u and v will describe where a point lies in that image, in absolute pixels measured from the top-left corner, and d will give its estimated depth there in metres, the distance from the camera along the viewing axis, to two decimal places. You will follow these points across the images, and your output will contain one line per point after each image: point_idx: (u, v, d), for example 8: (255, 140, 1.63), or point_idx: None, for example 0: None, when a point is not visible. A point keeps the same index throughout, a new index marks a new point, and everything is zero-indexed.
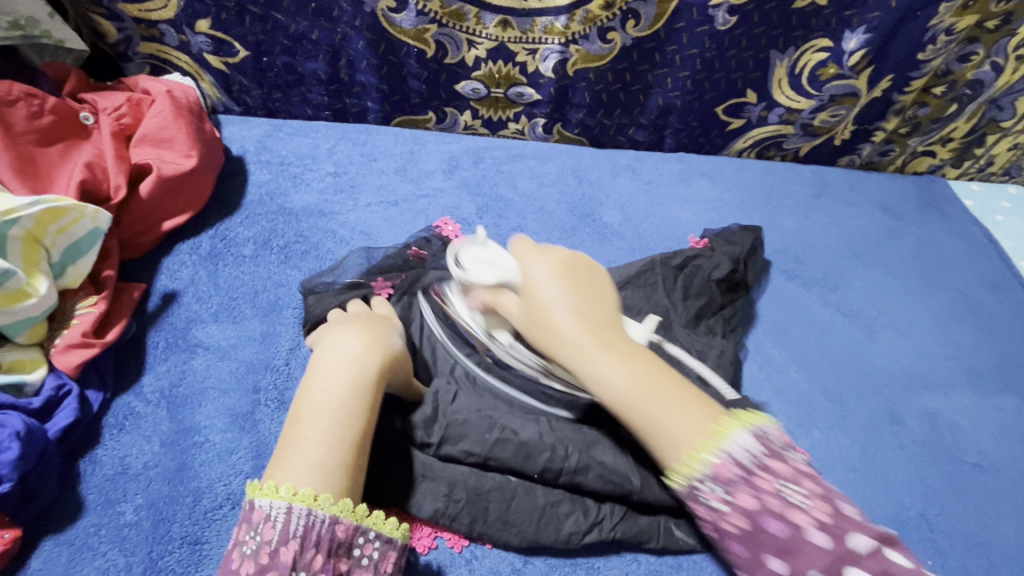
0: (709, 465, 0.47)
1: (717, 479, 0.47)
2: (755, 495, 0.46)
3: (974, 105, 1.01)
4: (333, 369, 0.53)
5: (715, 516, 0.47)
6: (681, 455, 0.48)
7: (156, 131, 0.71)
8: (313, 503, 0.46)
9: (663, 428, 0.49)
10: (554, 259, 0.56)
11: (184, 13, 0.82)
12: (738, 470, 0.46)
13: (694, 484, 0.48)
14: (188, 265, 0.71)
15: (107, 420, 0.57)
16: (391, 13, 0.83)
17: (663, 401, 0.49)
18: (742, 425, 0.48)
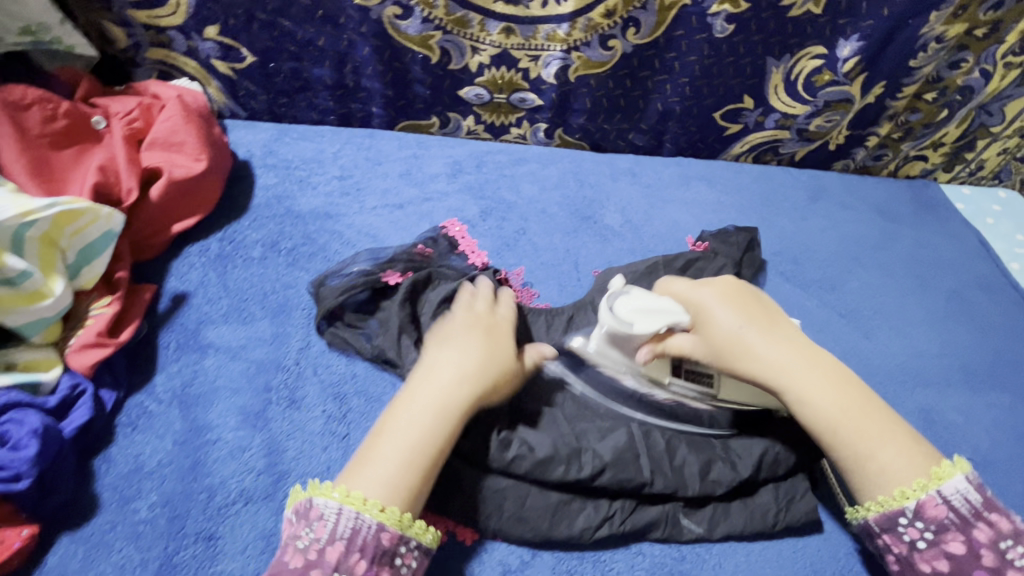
0: (916, 504, 0.53)
1: (927, 519, 0.53)
2: (965, 542, 0.51)
3: (965, 110, 1.03)
4: (426, 396, 0.54)
5: (910, 551, 0.53)
6: (892, 491, 0.54)
7: (167, 135, 0.71)
8: (362, 507, 0.48)
9: (871, 464, 0.55)
10: (719, 289, 0.61)
11: (192, 19, 0.83)
12: (951, 516, 0.52)
13: (895, 517, 0.54)
14: (197, 266, 0.72)
15: (120, 419, 0.57)
16: (397, 20, 0.84)
17: (872, 441, 0.55)
18: (955, 466, 0.54)
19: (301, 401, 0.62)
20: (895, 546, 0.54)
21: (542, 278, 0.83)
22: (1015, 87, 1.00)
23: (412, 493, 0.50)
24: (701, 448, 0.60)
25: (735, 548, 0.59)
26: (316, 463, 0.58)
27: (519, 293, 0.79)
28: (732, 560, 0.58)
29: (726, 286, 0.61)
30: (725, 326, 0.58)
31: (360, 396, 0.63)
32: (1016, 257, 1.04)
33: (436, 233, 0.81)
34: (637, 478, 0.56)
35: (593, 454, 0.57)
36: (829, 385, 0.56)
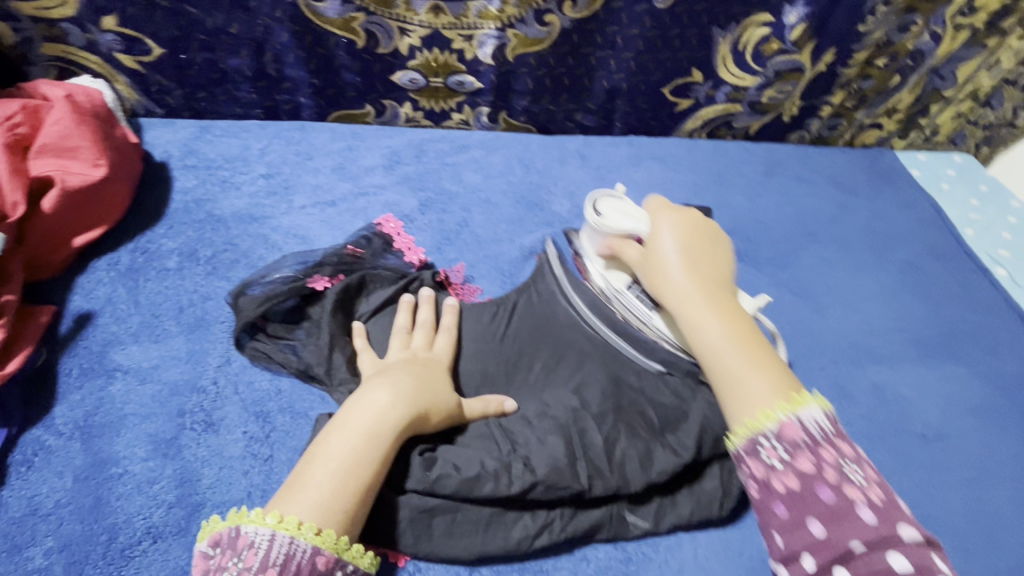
0: (774, 427, 0.49)
1: (783, 438, 0.49)
2: (815, 461, 0.47)
3: (917, 75, 1.01)
4: (363, 416, 0.50)
5: (767, 473, 0.49)
6: (743, 419, 0.51)
7: (58, 140, 0.65)
8: (296, 532, 0.44)
9: (737, 386, 0.53)
10: (680, 221, 0.64)
11: (86, 9, 0.75)
12: (806, 437, 0.48)
13: (756, 440, 0.50)
14: (105, 282, 0.67)
15: (14, 458, 0.53)
16: (314, 2, 0.78)
17: (739, 363, 0.53)
18: (817, 401, 0.51)
19: (219, 423, 0.57)
20: (755, 472, 0.50)
21: (486, 272, 0.79)
22: (966, 49, 0.98)
23: (350, 515, 0.47)
24: (641, 437, 0.58)
25: (683, 547, 0.57)
26: (234, 491, 0.54)
27: (461, 290, 0.75)
28: (681, 560, 0.56)
29: (685, 218, 0.64)
30: (663, 248, 0.62)
31: (285, 413, 0.59)
32: (970, 223, 1.03)
33: (370, 231, 0.76)
34: (572, 486, 0.53)
35: (525, 463, 0.54)
36: (723, 317, 0.56)
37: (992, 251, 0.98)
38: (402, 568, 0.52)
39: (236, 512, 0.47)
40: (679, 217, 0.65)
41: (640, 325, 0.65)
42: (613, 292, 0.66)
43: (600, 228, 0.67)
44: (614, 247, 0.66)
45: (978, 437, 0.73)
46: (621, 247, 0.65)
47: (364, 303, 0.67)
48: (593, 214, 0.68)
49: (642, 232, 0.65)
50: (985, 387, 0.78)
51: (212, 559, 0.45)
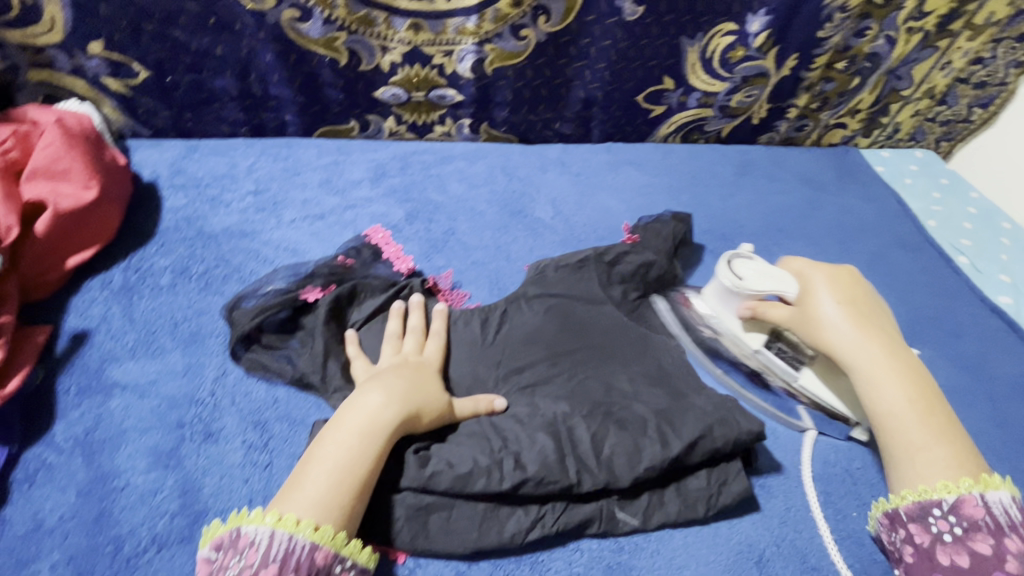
0: (950, 502, 0.55)
1: (960, 516, 0.55)
2: (987, 542, 0.53)
3: (875, 77, 1.06)
4: (359, 417, 0.52)
5: (932, 542, 0.55)
6: (915, 486, 0.58)
7: (49, 164, 0.67)
8: (294, 528, 0.46)
9: (917, 455, 0.58)
10: (829, 278, 0.69)
11: (73, 36, 0.77)
12: (987, 519, 0.54)
13: (925, 509, 0.56)
14: (99, 301, 0.68)
15: (15, 475, 0.54)
16: (297, 23, 0.81)
17: (919, 438, 0.59)
18: (1005, 486, 0.56)
19: (218, 433, 0.59)
20: (916, 538, 0.57)
21: (473, 277, 0.81)
22: (919, 51, 1.04)
23: (347, 511, 0.48)
24: (629, 433, 0.60)
25: (672, 533, 0.59)
26: (236, 498, 0.55)
27: (449, 296, 0.78)
28: (670, 546, 0.58)
29: (829, 274, 0.70)
30: (823, 308, 0.67)
31: (283, 421, 0.61)
32: (933, 215, 1.08)
33: (359, 242, 0.78)
34: (562, 480, 0.55)
35: (516, 460, 0.56)
36: (899, 379, 0.62)
37: (954, 240, 1.03)
38: (402, 564, 0.54)
39: (236, 515, 0.49)
40: (832, 271, 0.70)
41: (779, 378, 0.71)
42: (750, 353, 0.71)
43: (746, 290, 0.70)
44: (756, 309, 0.70)
45: None
46: (763, 308, 0.70)
47: (356, 310, 0.69)
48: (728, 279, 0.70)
49: (788, 292, 0.69)
50: (950, 369, 0.82)
51: (216, 561, 0.47)
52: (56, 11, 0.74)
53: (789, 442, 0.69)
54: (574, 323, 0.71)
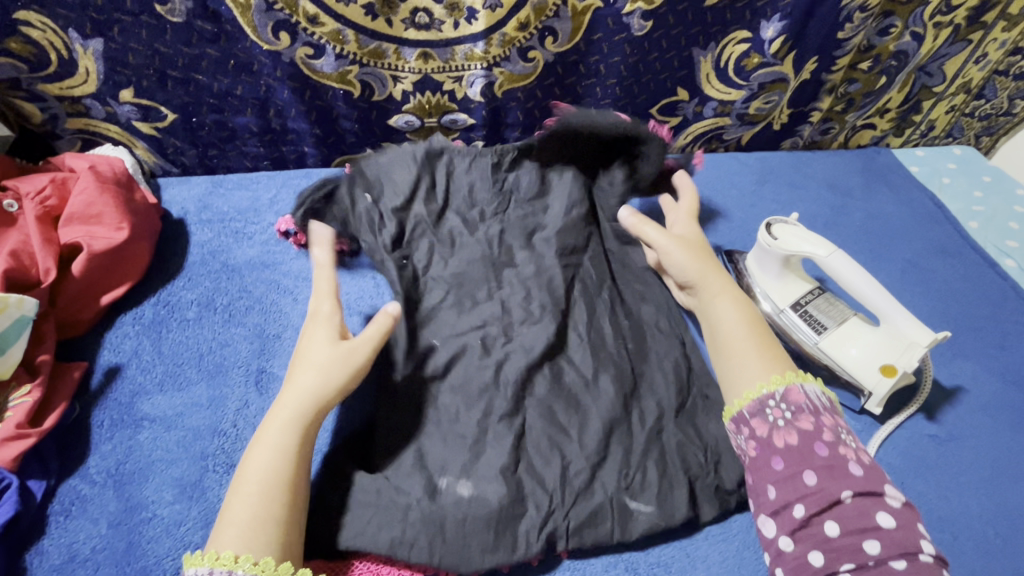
0: (780, 393, 0.58)
1: (790, 401, 0.57)
2: (814, 420, 0.56)
3: (903, 75, 1.01)
4: (273, 428, 0.56)
5: (771, 431, 0.56)
6: (742, 393, 0.60)
7: (83, 209, 0.71)
8: (234, 564, 0.47)
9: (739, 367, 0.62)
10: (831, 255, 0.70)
11: (105, 85, 0.82)
12: (808, 403, 0.57)
13: (766, 403, 0.58)
14: (131, 336, 0.71)
15: (53, 507, 0.57)
16: (311, 60, 0.83)
17: (733, 351, 0.63)
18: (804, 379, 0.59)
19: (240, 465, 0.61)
20: (758, 432, 0.57)
21: None
22: (950, 45, 0.98)
23: (281, 529, 0.51)
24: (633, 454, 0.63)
25: (694, 563, 0.60)
26: None
27: None
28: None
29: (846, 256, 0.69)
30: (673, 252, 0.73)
31: None
32: (973, 216, 1.02)
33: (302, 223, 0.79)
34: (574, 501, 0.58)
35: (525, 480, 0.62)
36: (739, 311, 0.67)
37: (999, 243, 0.97)
38: None
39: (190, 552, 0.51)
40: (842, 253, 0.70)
41: (801, 344, 0.73)
42: (777, 312, 0.75)
43: (777, 249, 0.74)
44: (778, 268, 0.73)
45: (993, 434, 0.71)
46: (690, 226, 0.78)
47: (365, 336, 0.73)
48: (769, 235, 0.75)
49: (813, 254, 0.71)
50: (998, 383, 0.76)
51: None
52: (89, 64, 0.79)
53: None
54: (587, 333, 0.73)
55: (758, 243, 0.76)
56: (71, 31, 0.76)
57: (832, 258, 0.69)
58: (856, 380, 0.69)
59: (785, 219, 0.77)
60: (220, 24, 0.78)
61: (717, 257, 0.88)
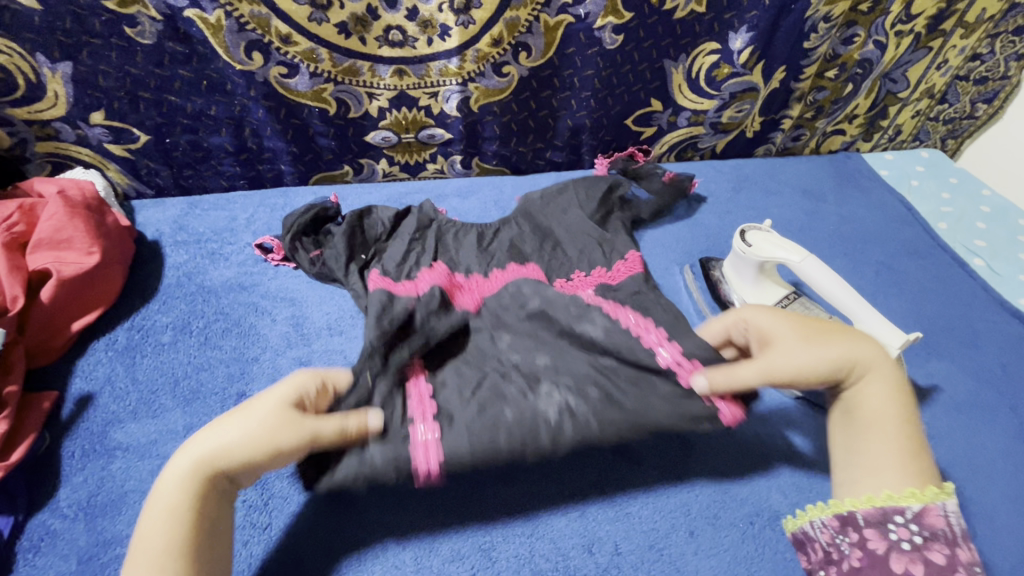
0: (914, 510, 0.54)
1: (923, 525, 0.54)
2: (946, 553, 0.52)
3: (869, 82, 1.04)
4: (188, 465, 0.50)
5: (887, 550, 0.54)
6: (862, 494, 0.57)
7: (52, 234, 0.69)
8: None
9: (866, 470, 0.57)
10: (805, 265, 0.71)
11: (75, 109, 0.81)
12: (949, 529, 0.54)
13: (887, 522, 0.55)
14: (103, 362, 0.70)
15: (21, 544, 0.55)
16: (284, 79, 0.83)
17: (893, 460, 0.56)
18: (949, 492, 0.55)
19: None
20: (869, 542, 0.55)
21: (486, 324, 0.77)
22: (912, 52, 1.01)
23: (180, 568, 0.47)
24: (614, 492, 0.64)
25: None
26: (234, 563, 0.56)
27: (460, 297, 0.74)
28: None
29: (820, 261, 0.71)
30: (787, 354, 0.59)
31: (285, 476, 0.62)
32: (942, 217, 1.04)
33: (285, 243, 0.81)
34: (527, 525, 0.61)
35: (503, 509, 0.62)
36: (893, 397, 0.59)
37: (967, 242, 1.00)
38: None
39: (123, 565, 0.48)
40: (817, 259, 0.72)
41: None
42: None
43: (751, 255, 0.75)
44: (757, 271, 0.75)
45: (969, 434, 0.72)
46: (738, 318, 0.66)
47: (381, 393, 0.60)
48: (743, 241, 0.77)
49: (789, 262, 0.73)
50: (971, 381, 0.78)
51: None
52: (58, 87, 0.78)
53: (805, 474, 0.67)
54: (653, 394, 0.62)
55: (734, 250, 0.78)
56: (39, 55, 0.75)
57: (804, 264, 0.71)
58: None
59: (757, 224, 0.79)
60: (192, 45, 0.77)
61: (694, 264, 0.89)
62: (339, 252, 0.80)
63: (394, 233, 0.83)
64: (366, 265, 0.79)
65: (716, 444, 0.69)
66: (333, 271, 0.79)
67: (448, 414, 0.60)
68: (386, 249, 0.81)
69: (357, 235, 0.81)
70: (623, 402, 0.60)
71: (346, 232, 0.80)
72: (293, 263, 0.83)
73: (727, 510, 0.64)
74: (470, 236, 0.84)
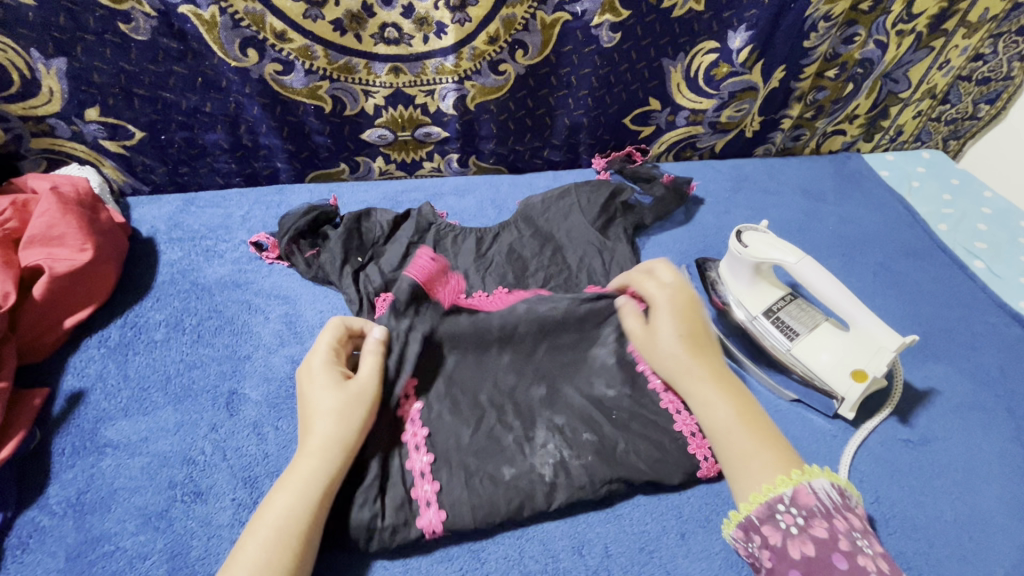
0: (789, 495, 0.51)
1: (799, 506, 0.50)
2: (830, 526, 0.48)
3: (870, 82, 1.03)
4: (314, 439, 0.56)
5: (783, 539, 0.49)
6: (749, 493, 0.53)
7: (44, 230, 0.69)
8: None
9: (748, 463, 0.55)
10: (801, 266, 0.70)
11: (70, 104, 0.80)
12: (822, 504, 0.50)
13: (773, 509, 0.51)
14: (95, 359, 0.70)
15: (9, 541, 0.55)
16: (280, 76, 0.83)
17: (750, 449, 0.55)
18: (824, 474, 0.53)
19: (207, 492, 0.60)
20: (769, 540, 0.50)
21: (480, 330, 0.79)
22: (913, 52, 1.00)
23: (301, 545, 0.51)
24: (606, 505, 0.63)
25: None
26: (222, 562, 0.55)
27: None
28: None
29: (817, 262, 0.70)
30: (664, 336, 0.64)
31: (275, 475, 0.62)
32: (943, 219, 1.03)
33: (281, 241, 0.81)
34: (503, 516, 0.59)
35: None
36: (733, 400, 0.59)
37: (968, 244, 0.99)
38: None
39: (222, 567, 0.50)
40: (814, 260, 0.70)
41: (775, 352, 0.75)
42: (750, 318, 0.76)
43: (747, 256, 0.74)
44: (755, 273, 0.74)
45: (966, 437, 0.72)
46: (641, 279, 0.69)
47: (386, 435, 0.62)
48: (740, 242, 0.76)
49: (785, 263, 0.71)
50: (969, 384, 0.77)
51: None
52: (53, 83, 0.78)
53: None
54: (646, 438, 0.64)
55: (730, 251, 0.77)
56: (33, 51, 0.74)
57: (800, 265, 0.70)
58: (827, 386, 0.70)
59: (755, 225, 0.78)
60: (187, 41, 0.77)
61: (691, 265, 0.88)
62: (335, 255, 0.79)
63: (390, 236, 0.83)
64: (363, 268, 0.79)
65: None
66: (330, 274, 0.79)
67: (447, 464, 0.61)
68: (384, 253, 0.81)
69: (354, 239, 0.81)
70: (622, 449, 0.63)
71: (342, 236, 0.81)
72: (288, 262, 0.82)
73: (719, 512, 0.63)
74: (468, 241, 0.84)
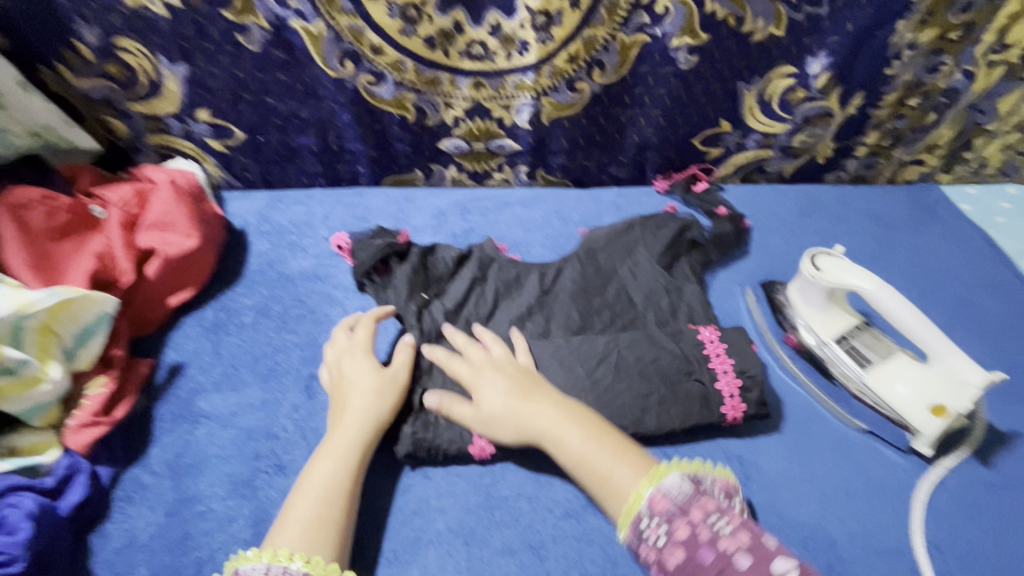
0: (646, 503, 0.53)
1: (653, 511, 0.52)
2: (686, 525, 0.50)
3: (954, 112, 1.00)
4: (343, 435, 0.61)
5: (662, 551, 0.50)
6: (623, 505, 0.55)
7: (160, 218, 0.77)
8: (286, 560, 0.51)
9: (611, 481, 0.57)
10: (879, 294, 0.69)
11: (185, 106, 0.89)
12: (671, 504, 0.52)
13: (641, 519, 0.52)
14: (192, 337, 0.76)
15: (116, 493, 0.62)
16: (371, 87, 0.89)
17: (605, 457, 0.58)
18: (673, 468, 0.55)
19: (288, 466, 0.64)
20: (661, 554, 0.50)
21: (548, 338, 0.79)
22: (1004, 84, 0.96)
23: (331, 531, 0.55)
24: None
25: None
26: None
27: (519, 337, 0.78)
28: None
29: (896, 291, 0.68)
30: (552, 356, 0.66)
31: None
32: None
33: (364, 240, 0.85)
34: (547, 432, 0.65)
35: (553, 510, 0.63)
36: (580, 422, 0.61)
37: None
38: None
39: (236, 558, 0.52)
40: (893, 289, 0.69)
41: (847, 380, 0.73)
42: (819, 344, 0.75)
43: (821, 281, 0.73)
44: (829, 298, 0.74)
45: None
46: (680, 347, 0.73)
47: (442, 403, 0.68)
48: (813, 267, 0.75)
49: (863, 289, 0.70)
50: None
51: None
52: (174, 86, 0.86)
53: (863, 506, 0.67)
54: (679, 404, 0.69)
55: (802, 274, 0.76)
56: (161, 57, 0.83)
57: (878, 292, 0.69)
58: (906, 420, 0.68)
59: (828, 250, 0.76)
60: (293, 52, 0.84)
61: (757, 287, 0.87)
62: (400, 291, 0.80)
63: (454, 274, 0.83)
64: (427, 305, 0.80)
65: (773, 466, 0.69)
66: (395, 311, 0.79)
67: None
68: (448, 290, 0.81)
69: (420, 269, 0.82)
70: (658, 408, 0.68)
71: (410, 271, 0.81)
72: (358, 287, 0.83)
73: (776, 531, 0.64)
74: (532, 277, 0.83)
